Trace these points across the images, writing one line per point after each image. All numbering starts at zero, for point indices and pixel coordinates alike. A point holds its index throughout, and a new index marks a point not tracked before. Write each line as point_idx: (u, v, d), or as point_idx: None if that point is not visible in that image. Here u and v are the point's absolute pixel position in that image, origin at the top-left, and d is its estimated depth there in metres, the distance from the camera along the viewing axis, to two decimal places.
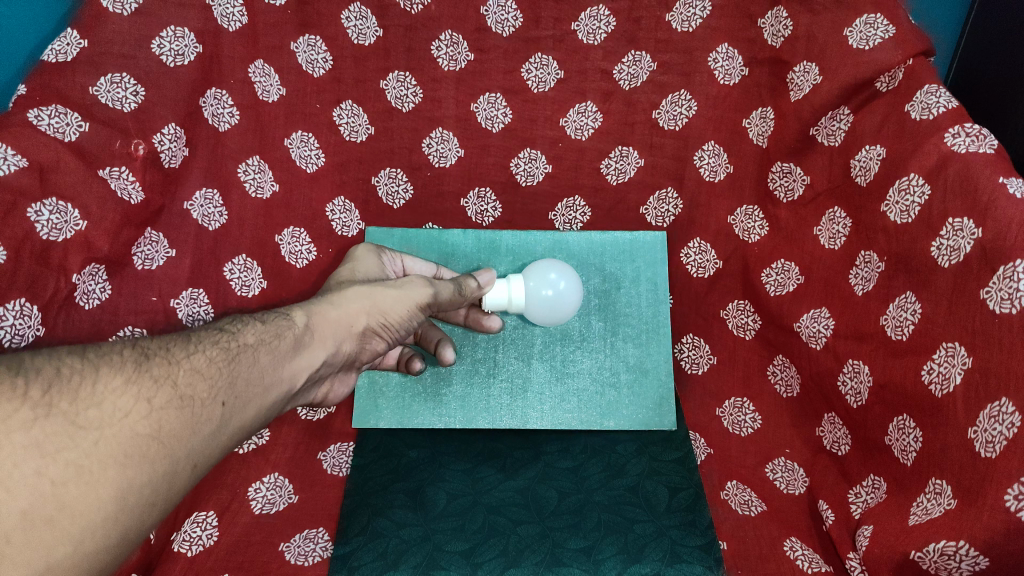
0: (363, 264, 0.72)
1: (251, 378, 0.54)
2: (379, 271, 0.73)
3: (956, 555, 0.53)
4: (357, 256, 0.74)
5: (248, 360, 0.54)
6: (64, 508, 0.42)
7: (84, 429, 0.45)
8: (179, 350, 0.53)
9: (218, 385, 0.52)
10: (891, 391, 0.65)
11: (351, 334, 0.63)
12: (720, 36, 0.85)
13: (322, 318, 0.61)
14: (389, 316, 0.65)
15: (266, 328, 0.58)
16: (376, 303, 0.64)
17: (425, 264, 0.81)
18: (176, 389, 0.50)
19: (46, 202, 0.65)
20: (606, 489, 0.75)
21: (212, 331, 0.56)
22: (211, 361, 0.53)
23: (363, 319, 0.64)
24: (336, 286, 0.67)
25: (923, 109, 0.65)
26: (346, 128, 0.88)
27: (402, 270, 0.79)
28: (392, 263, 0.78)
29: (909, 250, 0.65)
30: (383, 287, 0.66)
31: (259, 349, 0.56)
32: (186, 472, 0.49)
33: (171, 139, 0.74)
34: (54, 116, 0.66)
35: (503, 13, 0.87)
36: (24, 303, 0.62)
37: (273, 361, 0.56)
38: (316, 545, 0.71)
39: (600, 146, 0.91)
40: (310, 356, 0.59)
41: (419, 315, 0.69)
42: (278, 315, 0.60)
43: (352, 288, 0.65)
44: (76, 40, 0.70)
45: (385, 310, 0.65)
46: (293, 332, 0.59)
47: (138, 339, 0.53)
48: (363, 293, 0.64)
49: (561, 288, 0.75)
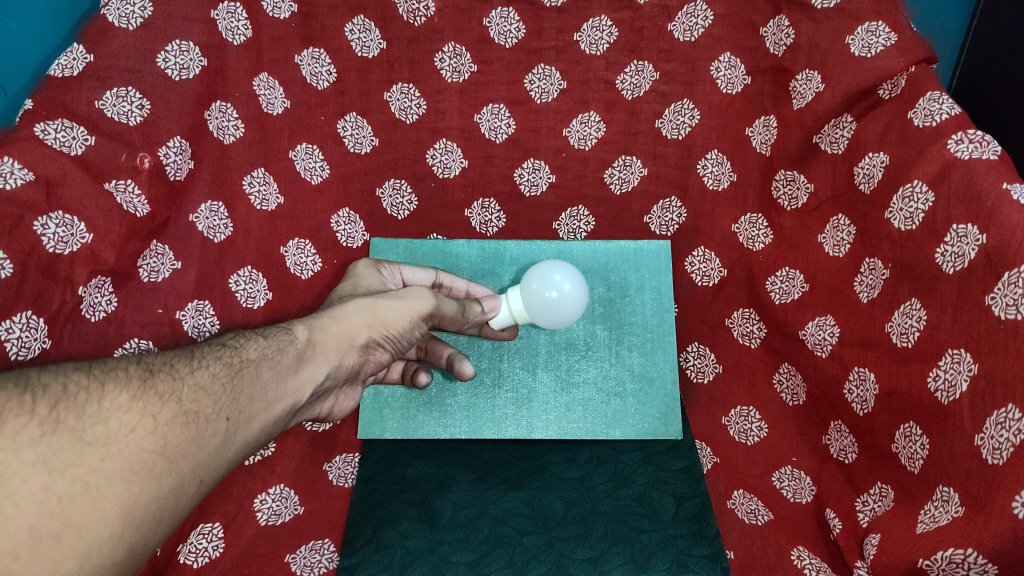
0: (365, 279, 0.72)
1: (255, 394, 0.54)
2: (380, 285, 0.73)
3: (965, 564, 0.53)
4: (358, 271, 0.74)
5: (251, 375, 0.54)
6: (71, 524, 0.43)
7: (90, 445, 0.45)
8: (184, 365, 0.53)
9: (221, 400, 0.51)
10: (897, 399, 0.65)
11: (354, 347, 0.63)
12: (722, 45, 0.86)
13: (326, 331, 0.61)
14: (391, 329, 0.65)
15: (269, 343, 0.57)
16: (378, 315, 0.64)
17: (424, 273, 0.80)
18: (180, 405, 0.49)
19: (52, 216, 0.65)
20: (612, 499, 0.75)
21: (215, 347, 0.56)
22: (215, 377, 0.53)
23: (365, 332, 0.63)
24: (338, 301, 0.67)
25: (926, 116, 0.66)
26: (350, 140, 0.88)
27: (401, 283, 0.79)
28: (392, 276, 0.78)
29: (914, 257, 0.64)
30: (387, 300, 0.66)
31: (262, 364, 0.55)
32: (193, 488, 0.48)
33: (176, 152, 0.75)
34: (61, 130, 0.67)
35: (505, 25, 0.88)
36: (30, 315, 0.62)
37: (277, 376, 0.56)
38: (321, 557, 0.71)
39: (604, 155, 0.91)
40: (313, 371, 0.59)
41: (422, 326, 0.69)
42: (280, 330, 0.59)
43: (354, 302, 0.65)
44: (82, 54, 0.71)
45: (388, 323, 0.65)
46: (296, 346, 0.58)
47: (144, 356, 0.54)
48: (364, 307, 0.64)
49: (566, 291, 0.71)
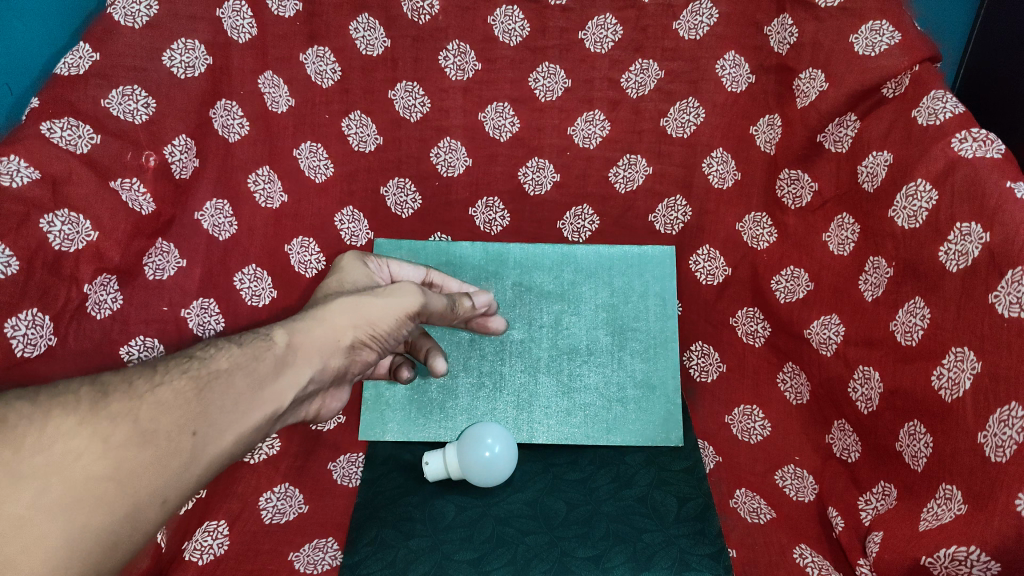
0: (350, 275, 0.72)
1: (223, 406, 0.53)
2: (368, 279, 0.73)
3: (967, 561, 0.53)
4: (344, 266, 0.74)
5: (219, 387, 0.53)
6: (10, 562, 0.42)
7: (28, 479, 0.45)
8: (145, 383, 0.52)
9: (186, 416, 0.51)
10: (901, 397, 0.65)
11: (336, 350, 0.62)
12: (727, 44, 0.85)
13: (308, 332, 0.60)
14: (377, 327, 0.64)
15: (243, 351, 0.56)
16: (361, 316, 0.64)
17: (414, 271, 0.80)
18: (136, 427, 0.49)
19: (58, 214, 0.64)
20: (615, 500, 0.76)
21: (196, 354, 0.56)
22: (179, 392, 0.52)
23: (347, 335, 0.63)
24: (322, 301, 0.67)
25: (930, 114, 0.66)
26: (355, 138, 0.89)
27: (390, 277, 0.79)
28: (380, 270, 0.78)
29: (917, 256, 0.64)
30: (372, 296, 0.65)
31: (234, 374, 0.54)
32: (150, 512, 0.48)
33: (182, 150, 0.74)
34: (67, 130, 0.67)
35: (510, 23, 0.88)
36: (36, 312, 0.62)
37: (249, 386, 0.55)
38: (325, 554, 0.71)
39: (608, 154, 0.91)
40: (297, 373, 0.58)
41: (410, 322, 0.69)
42: (256, 336, 0.59)
43: (335, 303, 0.64)
44: (88, 53, 0.70)
45: (371, 323, 0.64)
46: (272, 353, 0.57)
47: (101, 376, 0.53)
48: (346, 308, 0.63)
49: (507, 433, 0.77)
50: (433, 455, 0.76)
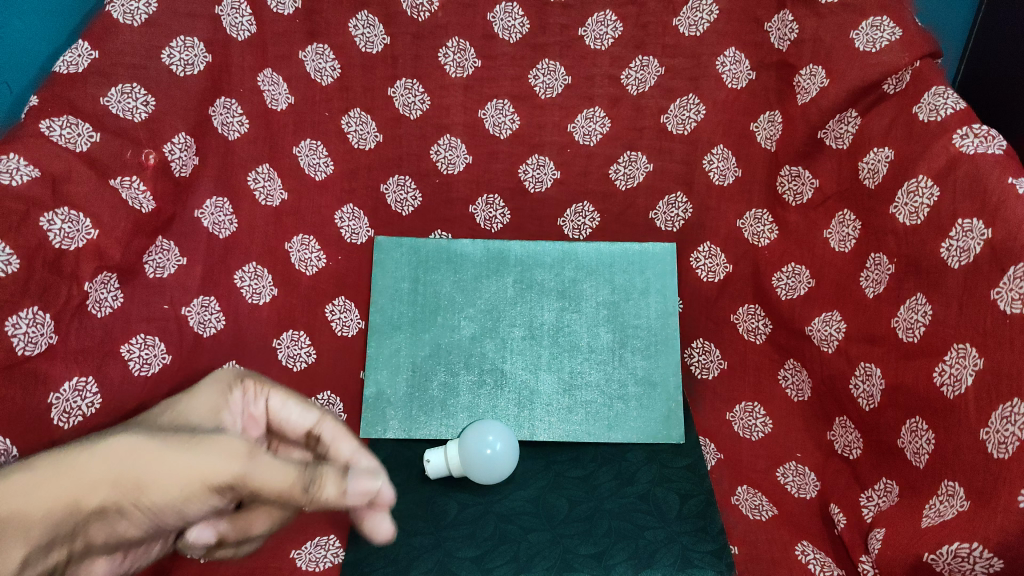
0: (198, 406, 0.58)
1: None
2: (214, 417, 0.57)
3: (970, 557, 0.53)
4: (202, 389, 0.60)
5: None
6: None
7: None
8: None
9: None
10: (903, 393, 0.65)
11: (60, 522, 0.45)
12: (727, 40, 0.85)
13: (40, 488, 0.45)
14: (143, 499, 0.47)
15: None
16: (120, 479, 0.46)
17: (298, 415, 0.62)
18: None
19: (58, 212, 0.62)
20: (616, 497, 0.76)
21: None
22: None
23: (90, 502, 0.46)
24: (123, 428, 0.52)
25: (932, 110, 0.66)
26: (355, 135, 0.90)
27: (262, 412, 0.62)
28: (252, 401, 0.61)
29: (919, 252, 0.64)
30: (170, 449, 0.48)
31: None
32: None
33: (181, 148, 0.73)
34: (67, 127, 0.65)
35: (510, 20, 0.87)
36: (36, 311, 0.59)
37: None
38: (326, 552, 0.71)
39: (609, 151, 0.91)
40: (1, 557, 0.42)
41: (213, 498, 0.48)
42: None
43: (113, 441, 0.48)
44: (87, 51, 0.68)
45: (137, 490, 0.46)
46: None
47: None
48: (112, 465, 0.47)
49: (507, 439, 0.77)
50: (433, 452, 0.77)
